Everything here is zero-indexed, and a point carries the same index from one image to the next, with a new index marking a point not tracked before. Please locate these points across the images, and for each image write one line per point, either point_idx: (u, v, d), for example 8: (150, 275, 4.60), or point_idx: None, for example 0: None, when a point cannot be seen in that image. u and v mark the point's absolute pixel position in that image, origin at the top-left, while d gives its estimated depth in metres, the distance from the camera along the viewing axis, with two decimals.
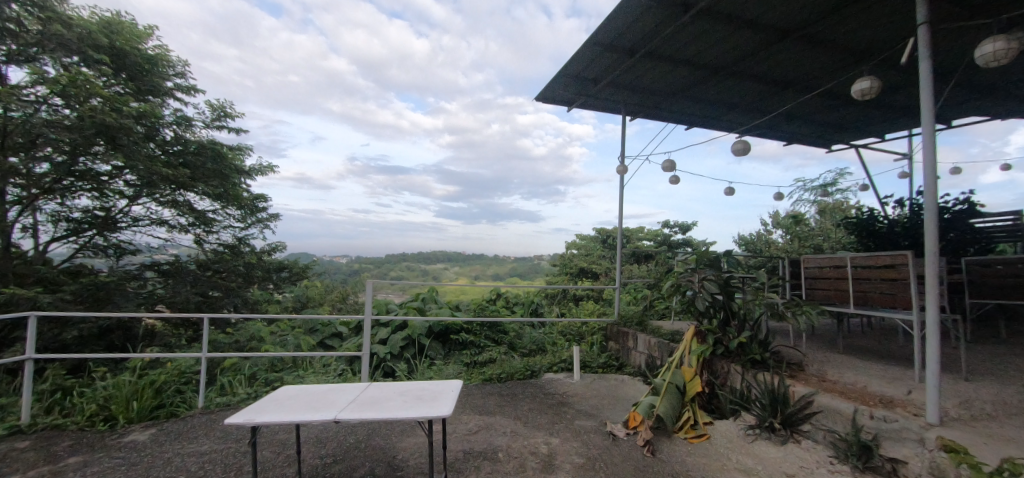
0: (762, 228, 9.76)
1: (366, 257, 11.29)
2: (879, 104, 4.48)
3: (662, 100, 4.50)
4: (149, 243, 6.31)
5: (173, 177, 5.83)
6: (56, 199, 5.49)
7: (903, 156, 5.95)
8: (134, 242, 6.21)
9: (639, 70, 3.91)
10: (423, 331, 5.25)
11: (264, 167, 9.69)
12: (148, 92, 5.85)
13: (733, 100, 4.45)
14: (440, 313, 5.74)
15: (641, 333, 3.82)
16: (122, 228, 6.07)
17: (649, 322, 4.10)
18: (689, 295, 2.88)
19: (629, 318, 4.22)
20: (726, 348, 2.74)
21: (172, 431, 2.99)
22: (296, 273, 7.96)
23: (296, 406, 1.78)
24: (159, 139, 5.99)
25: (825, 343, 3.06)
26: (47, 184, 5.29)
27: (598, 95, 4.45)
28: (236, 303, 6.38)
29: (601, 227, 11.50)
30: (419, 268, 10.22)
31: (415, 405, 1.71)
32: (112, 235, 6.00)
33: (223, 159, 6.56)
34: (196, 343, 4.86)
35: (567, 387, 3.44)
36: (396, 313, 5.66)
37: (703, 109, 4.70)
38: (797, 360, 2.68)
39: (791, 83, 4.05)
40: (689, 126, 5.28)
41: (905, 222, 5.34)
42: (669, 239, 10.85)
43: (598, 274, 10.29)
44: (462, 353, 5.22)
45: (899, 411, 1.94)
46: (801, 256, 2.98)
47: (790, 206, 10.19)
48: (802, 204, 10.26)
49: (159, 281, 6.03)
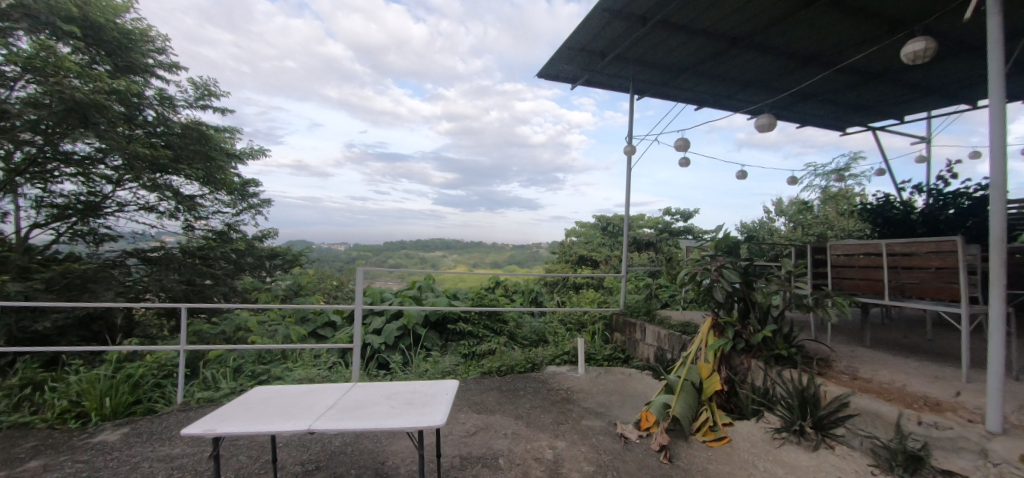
0: (766, 215, 9.55)
1: (365, 243, 10.98)
2: (903, 82, 4.21)
3: (674, 77, 4.23)
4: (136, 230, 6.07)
5: (156, 159, 5.56)
6: (40, 183, 5.25)
7: (921, 140, 5.66)
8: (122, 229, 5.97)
9: (650, 42, 3.63)
10: (419, 321, 5.04)
11: (255, 151, 9.39)
12: (127, 69, 5.63)
13: (747, 78, 4.18)
14: (437, 302, 5.52)
15: (649, 324, 3.59)
16: (109, 214, 5.82)
17: (658, 312, 3.87)
18: (706, 284, 2.64)
19: (636, 307, 3.99)
20: (746, 342, 2.50)
21: (146, 430, 2.77)
22: (289, 260, 7.75)
23: (267, 413, 1.54)
24: (141, 120, 5.68)
25: (849, 336, 2.84)
26: (29, 168, 5.05)
27: (604, 71, 4.18)
28: (225, 291, 6.12)
29: (601, 214, 11.25)
30: (417, 255, 10.00)
31: (403, 413, 1.48)
32: (95, 220, 5.72)
33: (209, 141, 6.25)
34: (180, 334, 4.62)
35: (571, 381, 3.22)
36: (391, 302, 5.46)
37: (715, 87, 4.43)
38: (823, 355, 2.46)
39: (813, 57, 3.78)
40: (699, 106, 5.01)
41: (923, 209, 5.10)
42: (670, 227, 10.63)
43: (598, 262, 10.08)
44: (459, 343, 5.01)
45: (952, 417, 1.72)
46: (828, 242, 2.74)
47: (795, 193, 9.96)
48: (808, 191, 10.03)
49: (143, 269, 5.80)
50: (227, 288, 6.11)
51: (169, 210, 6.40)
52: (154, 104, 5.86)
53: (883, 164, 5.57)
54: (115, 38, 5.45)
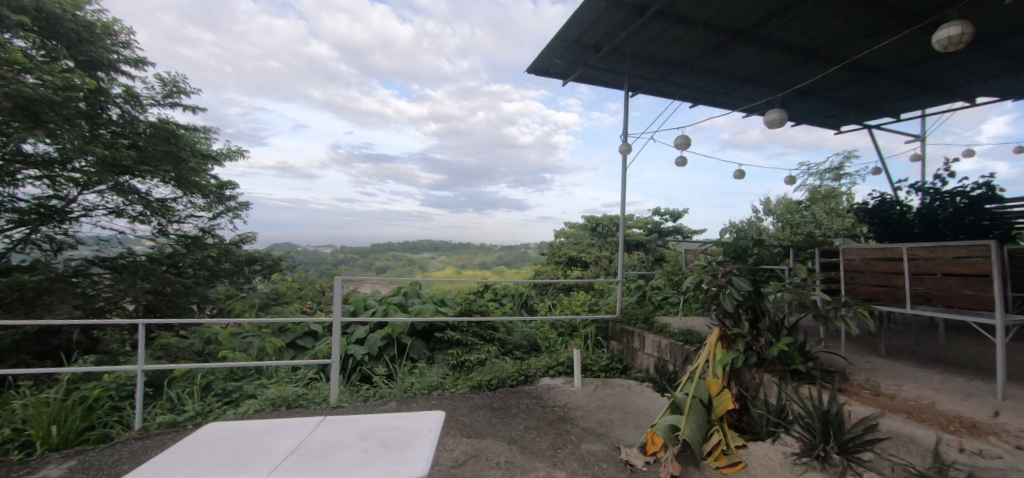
0: (754, 215, 9.51)
1: (348, 246, 10.67)
2: (903, 78, 4.10)
3: (670, 72, 4.05)
4: (103, 237, 5.74)
5: (119, 161, 5.24)
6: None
7: (916, 138, 5.59)
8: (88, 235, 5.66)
9: (647, 34, 3.45)
10: (404, 330, 4.80)
11: (233, 152, 9.01)
12: (90, 64, 5.39)
13: (746, 73, 4.02)
14: (423, 309, 5.27)
15: (649, 333, 3.39)
16: (76, 219, 5.52)
17: (655, 319, 3.68)
18: (712, 292, 2.45)
19: (632, 314, 3.79)
20: (757, 356, 2.32)
21: (95, 464, 2.50)
22: (269, 266, 7.60)
23: (213, 461, 1.30)
24: (105, 118, 5.41)
25: (862, 345, 2.68)
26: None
27: (598, 65, 3.98)
28: (198, 299, 5.77)
29: (590, 215, 11.09)
30: (405, 257, 9.73)
31: (377, 460, 1.25)
32: (63, 226, 5.45)
33: (178, 140, 5.91)
34: (145, 350, 4.29)
35: (567, 396, 3.01)
36: (374, 310, 5.19)
37: (712, 84, 4.27)
38: (839, 368, 2.29)
39: (815, 52, 3.62)
40: (694, 103, 4.84)
41: (921, 209, 4.99)
42: (659, 227, 10.52)
43: (588, 264, 9.92)
44: (447, 353, 4.77)
45: (997, 443, 1.55)
46: (842, 246, 2.57)
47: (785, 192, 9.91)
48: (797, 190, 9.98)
49: (109, 277, 5.45)
50: (200, 296, 5.77)
51: (139, 215, 6.08)
52: (120, 102, 5.64)
53: (879, 163, 5.47)
54: (73, 30, 5.13)
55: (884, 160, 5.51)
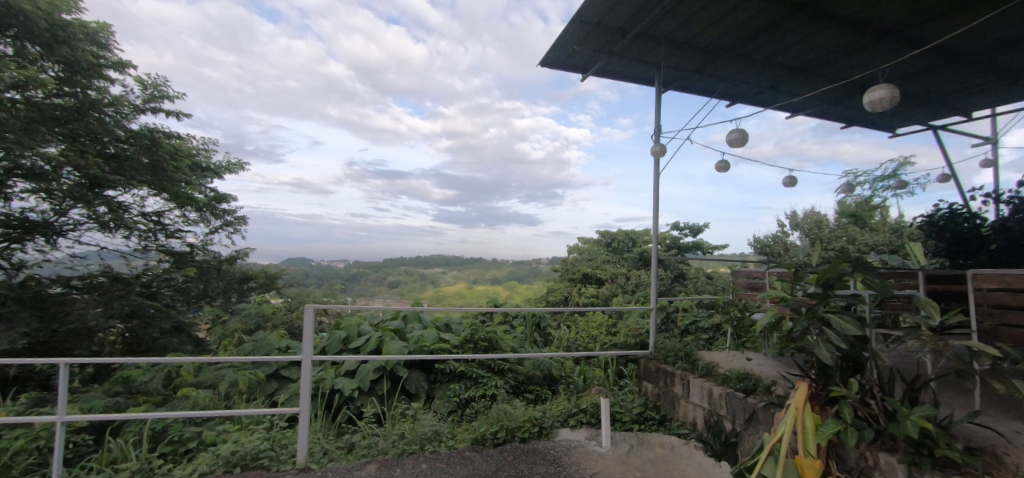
0: (780, 229, 8.83)
1: (355, 261, 10.08)
2: (988, 65, 3.44)
3: (711, 61, 3.45)
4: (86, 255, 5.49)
5: (95, 172, 5.02)
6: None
7: (987, 140, 4.85)
8: (69, 254, 5.36)
9: (686, 11, 2.86)
10: (400, 360, 4.20)
11: (233, 164, 8.61)
12: (69, 67, 5.01)
13: (802, 60, 3.40)
14: (422, 337, 4.63)
15: (694, 376, 2.71)
16: (62, 237, 5.30)
17: (699, 356, 3.00)
18: (798, 334, 1.80)
19: (668, 350, 3.11)
20: (870, 427, 1.63)
21: None
22: (264, 283, 7.35)
23: None
24: (87, 128, 5.07)
25: (997, 406, 1.97)
26: None
27: (626, 52, 3.39)
28: (169, 326, 5.22)
29: (605, 230, 10.45)
30: (417, 272, 9.21)
31: None
32: (57, 240, 5.25)
33: (160, 149, 5.69)
34: (102, 384, 3.77)
35: (594, 463, 2.35)
36: (369, 337, 4.59)
37: (758, 75, 3.66)
38: (990, 445, 1.59)
39: (893, 29, 2.99)
40: (733, 100, 4.22)
41: (1008, 221, 4.16)
42: (678, 243, 9.81)
43: (603, 281, 9.24)
44: (449, 389, 4.14)
45: None
46: (970, 269, 1.99)
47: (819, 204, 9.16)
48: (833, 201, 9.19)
49: (86, 296, 5.10)
50: (173, 321, 5.24)
51: (128, 230, 5.87)
52: (107, 110, 5.31)
53: (946, 169, 4.76)
54: (47, 30, 4.79)
55: (953, 164, 4.75)
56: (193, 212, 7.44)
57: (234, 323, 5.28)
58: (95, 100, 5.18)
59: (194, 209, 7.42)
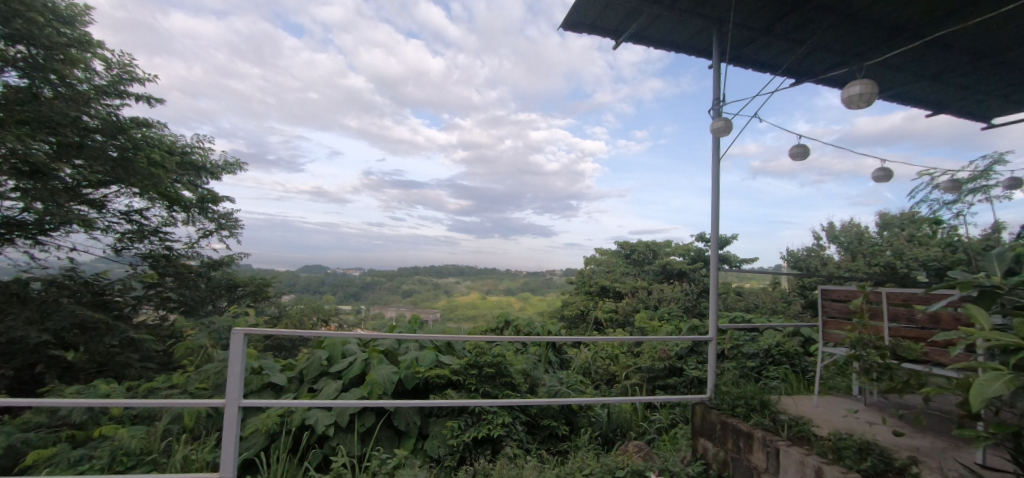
0: (814, 242, 7.40)
1: (370, 269, 9.34)
2: None
3: (787, 13, 2.66)
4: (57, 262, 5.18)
5: (37, 160, 4.53)
6: None
7: None
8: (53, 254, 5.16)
9: None
10: (388, 389, 3.50)
11: (232, 164, 8.06)
12: (24, 40, 4.64)
13: (911, 8, 2.58)
14: (416, 360, 3.81)
15: (785, 443, 1.87)
16: (47, 239, 5.09)
17: (781, 408, 2.17)
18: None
19: (736, 397, 2.29)
20: None
21: None
22: (254, 290, 6.89)
23: None
24: (60, 118, 4.78)
25: None
26: None
27: (677, 2, 2.64)
28: (115, 343, 4.61)
29: (625, 240, 9.62)
30: (430, 282, 8.50)
31: None
32: (42, 239, 5.07)
33: (122, 133, 5.34)
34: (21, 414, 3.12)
35: None
36: (358, 357, 3.86)
37: (846, 36, 2.86)
38: None
39: None
40: (803, 75, 3.41)
41: None
42: (704, 256, 8.88)
43: (622, 296, 8.38)
44: (444, 424, 3.40)
45: None
46: None
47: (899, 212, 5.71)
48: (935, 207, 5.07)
49: (52, 297, 4.69)
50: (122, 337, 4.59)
51: (109, 231, 5.67)
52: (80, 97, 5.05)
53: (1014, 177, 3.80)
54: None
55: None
56: (180, 214, 6.88)
57: (202, 339, 4.59)
58: (60, 96, 4.88)
59: (182, 210, 6.87)
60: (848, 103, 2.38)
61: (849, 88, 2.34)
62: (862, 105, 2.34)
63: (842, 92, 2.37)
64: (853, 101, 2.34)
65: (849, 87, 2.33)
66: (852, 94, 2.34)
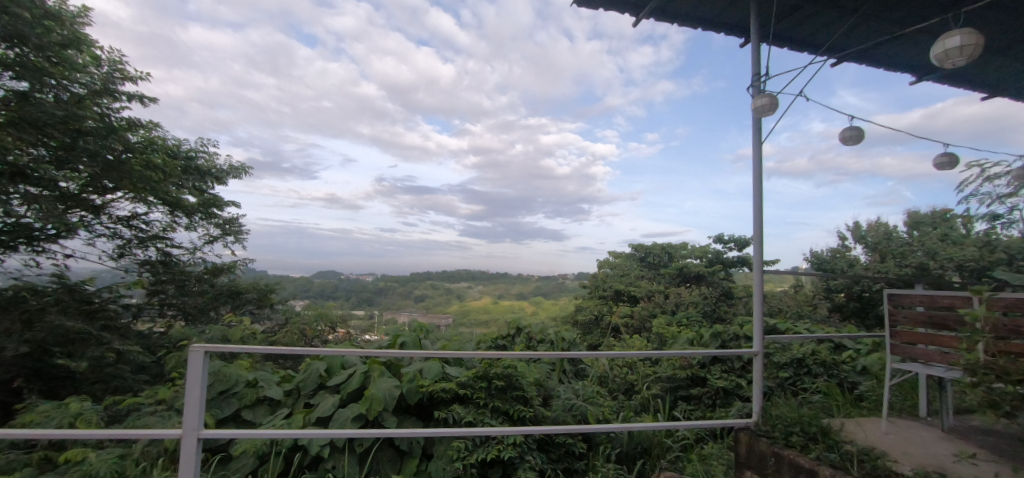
0: (842, 242, 6.95)
1: (383, 275, 9.08)
2: None
3: None
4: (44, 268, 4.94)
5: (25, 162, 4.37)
6: None
7: None
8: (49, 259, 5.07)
9: None
10: (389, 405, 3.17)
11: (237, 168, 7.90)
12: (10, 38, 4.47)
13: None
14: (420, 373, 3.51)
15: None
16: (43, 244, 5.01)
17: (848, 438, 1.81)
18: None
19: (790, 423, 1.94)
20: None
21: None
22: (258, 297, 6.69)
23: None
24: (49, 118, 4.61)
25: None
26: None
27: None
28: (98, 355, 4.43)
29: (639, 242, 9.25)
30: (443, 287, 8.22)
31: None
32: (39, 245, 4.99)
33: (112, 134, 5.17)
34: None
35: None
36: (358, 369, 3.56)
37: (905, 3, 2.51)
38: None
39: None
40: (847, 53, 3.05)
41: None
42: (722, 258, 8.47)
43: (638, 300, 7.99)
44: (449, 444, 3.08)
45: None
46: None
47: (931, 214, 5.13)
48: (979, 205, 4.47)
49: (44, 304, 4.54)
50: None
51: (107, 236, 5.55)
52: (67, 97, 4.89)
53: None
54: None
55: None
56: (183, 218, 6.71)
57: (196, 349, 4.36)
58: (62, 101, 4.81)
59: (185, 215, 6.69)
60: (943, 59, 2.07)
61: (945, 41, 2.02)
62: (958, 60, 2.04)
63: (937, 46, 2.05)
64: (950, 56, 2.03)
65: (947, 39, 2.02)
66: (949, 48, 2.03)
